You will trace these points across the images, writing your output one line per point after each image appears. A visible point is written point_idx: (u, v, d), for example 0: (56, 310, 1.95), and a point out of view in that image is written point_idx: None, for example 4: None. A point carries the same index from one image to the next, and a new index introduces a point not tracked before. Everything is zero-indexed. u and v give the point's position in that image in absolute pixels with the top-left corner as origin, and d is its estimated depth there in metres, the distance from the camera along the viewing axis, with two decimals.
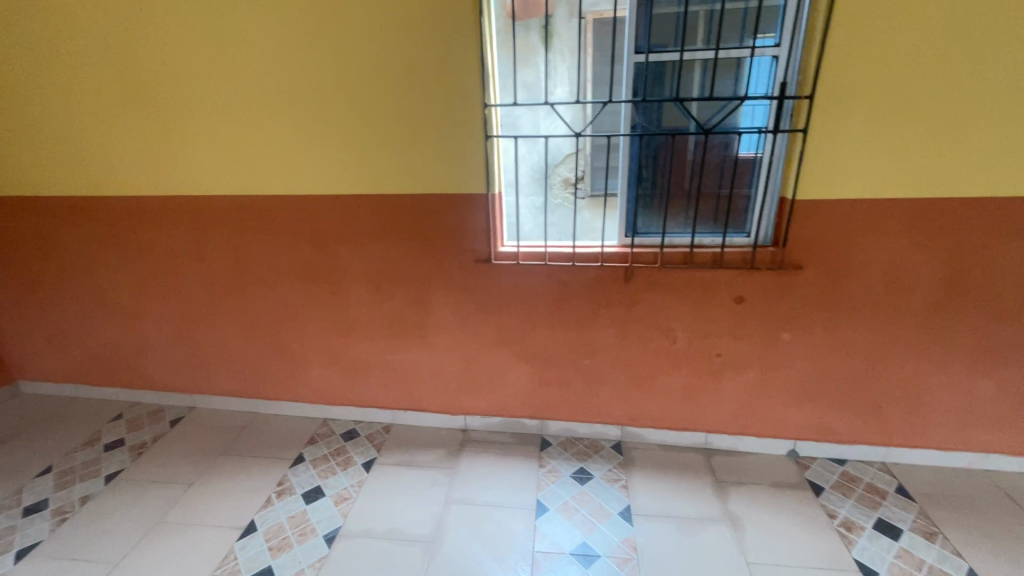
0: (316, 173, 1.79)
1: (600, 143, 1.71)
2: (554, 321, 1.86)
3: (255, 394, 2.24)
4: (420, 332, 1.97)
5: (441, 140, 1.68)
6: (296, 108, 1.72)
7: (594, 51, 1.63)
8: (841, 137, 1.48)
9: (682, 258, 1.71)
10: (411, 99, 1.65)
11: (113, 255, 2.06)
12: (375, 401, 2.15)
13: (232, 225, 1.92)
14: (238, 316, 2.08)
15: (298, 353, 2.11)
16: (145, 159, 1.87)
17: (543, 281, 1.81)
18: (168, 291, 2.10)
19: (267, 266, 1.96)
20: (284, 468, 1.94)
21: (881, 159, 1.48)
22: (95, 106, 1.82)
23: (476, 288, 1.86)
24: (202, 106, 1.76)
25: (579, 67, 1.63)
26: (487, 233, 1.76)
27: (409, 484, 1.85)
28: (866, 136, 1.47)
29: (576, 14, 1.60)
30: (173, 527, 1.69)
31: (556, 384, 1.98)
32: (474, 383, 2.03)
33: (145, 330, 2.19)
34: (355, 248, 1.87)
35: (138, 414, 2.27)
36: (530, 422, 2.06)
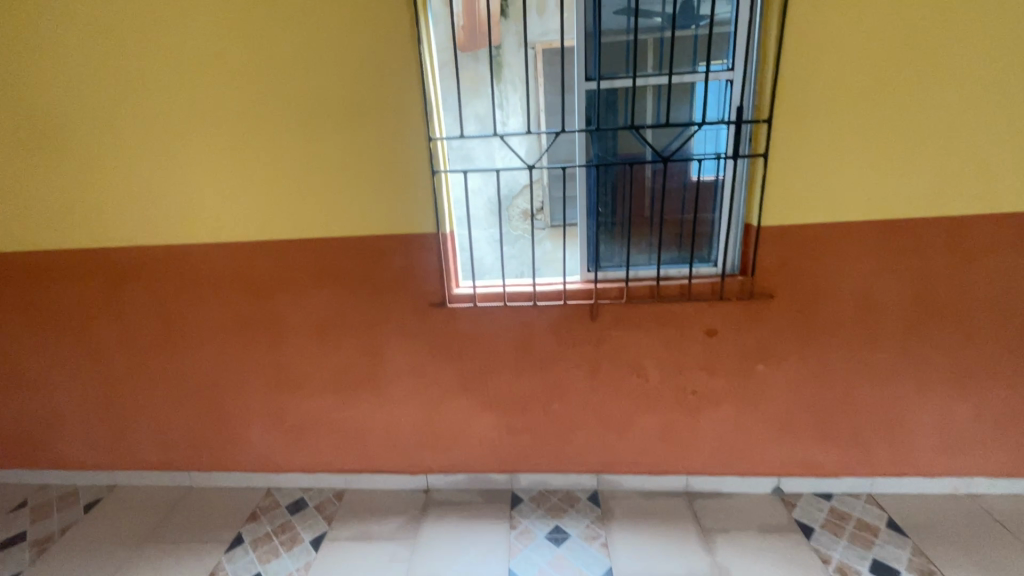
0: (246, 218, 1.62)
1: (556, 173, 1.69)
2: (517, 365, 1.72)
3: (186, 467, 1.97)
4: (371, 386, 1.79)
5: (384, 177, 1.55)
6: (219, 148, 1.55)
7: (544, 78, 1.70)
8: (801, 160, 1.43)
9: (649, 292, 1.61)
10: (348, 134, 1.52)
11: (7, 319, 1.79)
12: (325, 465, 1.93)
13: (151, 278, 1.71)
14: (160, 380, 1.83)
15: (233, 417, 1.87)
16: (45, 209, 1.64)
17: (503, 323, 1.67)
18: (73, 357, 1.83)
19: (194, 322, 1.75)
20: (219, 554, 1.69)
21: (843, 182, 1.44)
22: None
23: (431, 335, 1.70)
24: (111, 149, 1.57)
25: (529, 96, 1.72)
26: (439, 274, 1.62)
27: (365, 563, 1.63)
28: (826, 158, 1.43)
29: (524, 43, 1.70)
30: None
31: (524, 434, 1.82)
32: (435, 438, 1.85)
33: (49, 402, 1.90)
34: (294, 297, 1.69)
35: (46, 499, 1.96)
36: (498, 477, 1.89)
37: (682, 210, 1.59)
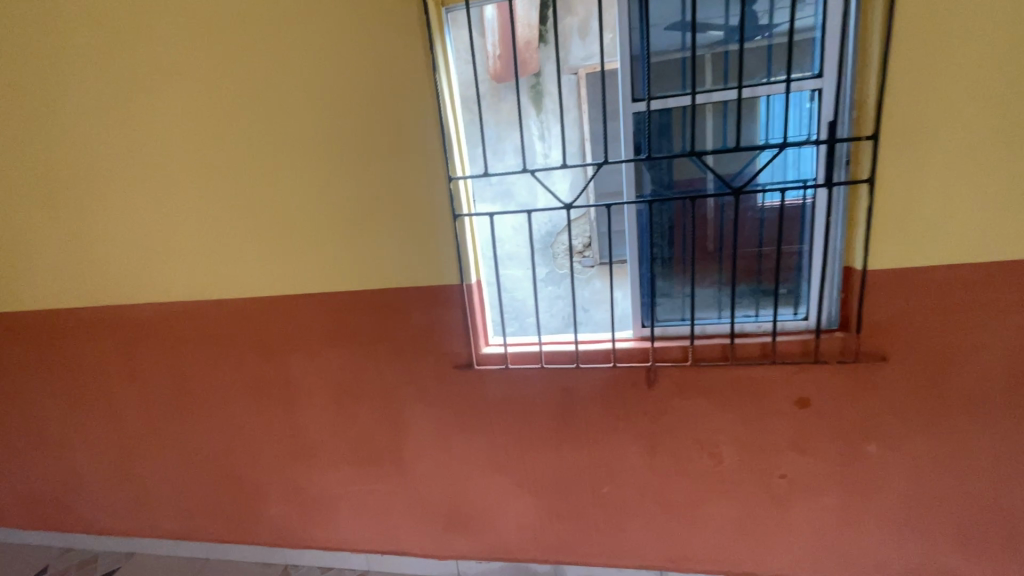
0: (257, 272, 1.48)
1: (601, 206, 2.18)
2: (558, 438, 1.45)
3: (203, 537, 1.83)
4: (393, 458, 1.57)
5: (402, 223, 1.36)
6: (229, 198, 1.44)
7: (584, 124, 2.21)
8: (921, 186, 1.10)
9: (721, 353, 1.29)
10: (362, 177, 1.35)
11: (35, 378, 1.76)
12: (345, 543, 1.72)
13: (165, 337, 1.61)
14: (176, 443, 1.72)
15: (249, 486, 1.71)
16: (68, 266, 1.60)
17: (540, 389, 1.41)
18: (94, 418, 1.75)
19: (207, 383, 1.62)
20: None
21: (982, 213, 1.09)
22: (11, 211, 1.59)
23: (457, 401, 1.47)
24: (125, 204, 1.50)
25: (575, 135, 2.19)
26: (465, 332, 1.40)
27: None
28: (957, 183, 1.08)
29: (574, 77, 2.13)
30: None
31: (568, 519, 1.53)
32: (466, 519, 1.60)
33: (73, 463, 1.84)
34: (308, 358, 1.52)
35: (68, 566, 1.90)
36: (539, 567, 1.60)
37: (761, 241, 1.31)
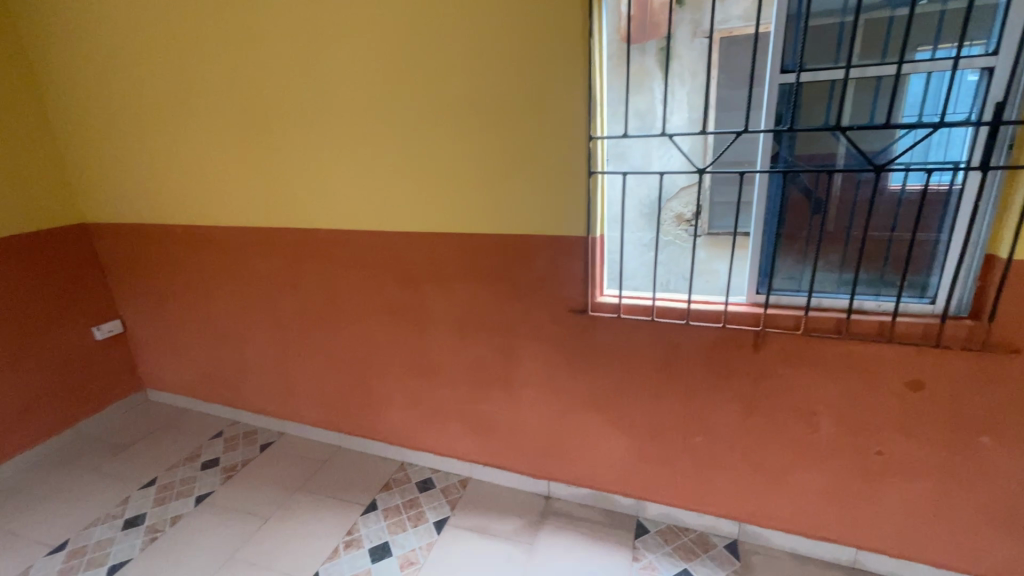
0: (404, 211, 1.70)
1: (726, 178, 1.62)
2: (658, 387, 1.57)
3: (338, 427, 2.20)
4: (504, 385, 1.79)
5: (538, 177, 1.49)
6: (384, 143, 1.63)
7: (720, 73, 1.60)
8: None
9: (835, 327, 1.33)
10: (508, 132, 1.48)
11: (222, 282, 2.17)
12: (453, 451, 2.00)
13: (323, 260, 1.91)
14: (326, 349, 2.07)
15: (379, 392, 2.03)
16: (252, 192, 1.92)
17: (646, 339, 1.54)
18: (264, 321, 2.16)
19: (356, 302, 1.92)
20: (355, 516, 1.83)
21: None
22: (209, 145, 1.92)
23: (568, 343, 1.64)
24: (301, 144, 1.75)
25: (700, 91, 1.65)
26: (584, 280, 1.54)
27: (481, 558, 1.64)
28: None
29: (701, 34, 1.61)
30: (243, 567, 1.65)
31: (657, 461, 1.68)
32: (561, 448, 1.80)
33: (246, 354, 2.27)
34: (440, 288, 1.75)
35: (236, 433, 2.36)
36: (623, 500, 1.77)
37: (894, 226, 1.29)
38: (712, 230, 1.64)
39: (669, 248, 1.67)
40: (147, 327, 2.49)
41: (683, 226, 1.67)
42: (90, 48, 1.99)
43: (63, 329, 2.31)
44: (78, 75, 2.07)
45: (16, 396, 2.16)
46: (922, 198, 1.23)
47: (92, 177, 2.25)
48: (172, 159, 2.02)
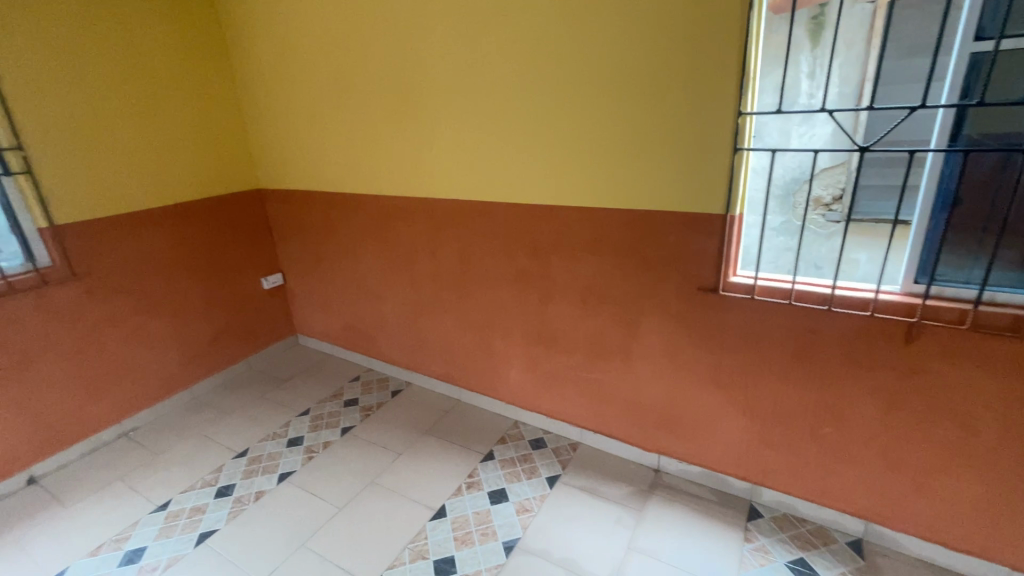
0: (540, 184, 1.81)
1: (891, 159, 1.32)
2: (788, 372, 1.54)
3: (459, 382, 2.42)
4: (623, 356, 1.86)
5: (678, 153, 1.52)
6: (529, 119, 1.75)
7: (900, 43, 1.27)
8: None
9: (1012, 324, 1.21)
10: (651, 109, 1.52)
11: (369, 244, 2.46)
12: (566, 416, 2.11)
13: (460, 228, 2.08)
14: (455, 310, 2.27)
15: (501, 353, 2.20)
16: (403, 164, 2.14)
17: (780, 323, 1.51)
18: (402, 281, 2.41)
19: (487, 269, 2.08)
20: (475, 462, 2.02)
21: None
22: (370, 122, 2.17)
23: (694, 320, 1.65)
24: (450, 120, 1.92)
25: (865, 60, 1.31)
26: (719, 259, 1.54)
27: (591, 515, 1.74)
28: None
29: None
30: (382, 490, 1.91)
31: (778, 447, 1.65)
32: (676, 423, 1.83)
33: (384, 310, 2.56)
34: (568, 259, 1.84)
35: (371, 379, 2.68)
36: (737, 482, 1.77)
37: None
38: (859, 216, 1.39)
39: (806, 233, 1.48)
40: (303, 281, 2.88)
41: (821, 212, 1.45)
42: (276, 37, 2.31)
43: (241, 277, 2.76)
44: (265, 61, 2.42)
45: (208, 330, 2.64)
46: None
47: (270, 149, 2.63)
48: (336, 134, 2.31)
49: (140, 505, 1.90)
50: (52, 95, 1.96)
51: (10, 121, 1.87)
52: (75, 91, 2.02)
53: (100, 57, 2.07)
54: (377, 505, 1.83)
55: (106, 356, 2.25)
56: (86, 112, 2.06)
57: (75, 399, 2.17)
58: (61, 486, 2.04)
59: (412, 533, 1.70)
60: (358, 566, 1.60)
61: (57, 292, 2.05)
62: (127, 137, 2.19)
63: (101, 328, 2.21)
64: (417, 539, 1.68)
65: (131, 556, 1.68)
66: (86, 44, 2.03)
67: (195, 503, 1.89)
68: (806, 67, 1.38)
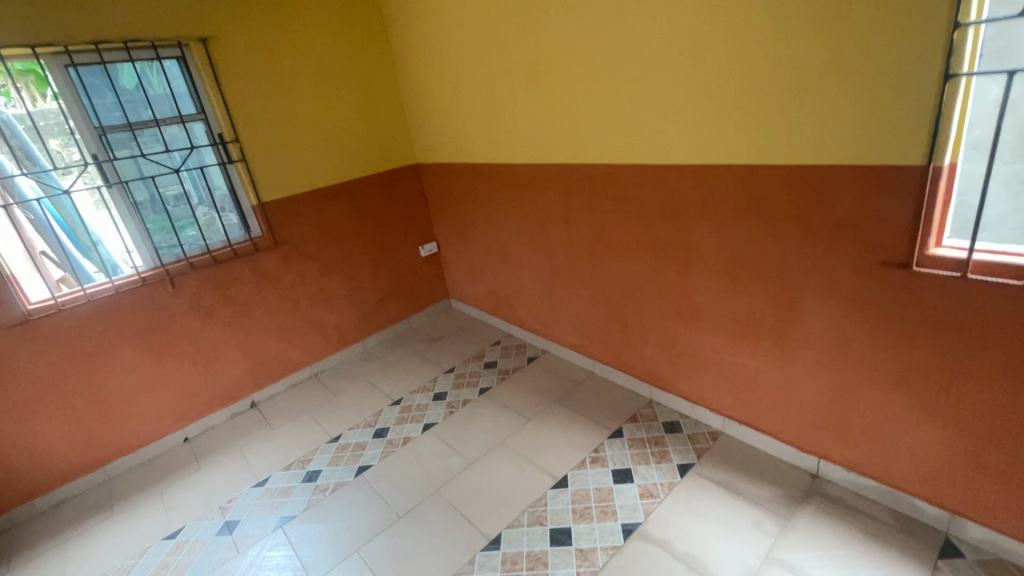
0: (681, 142, 1.61)
1: None
2: (1019, 377, 1.14)
3: (594, 355, 2.36)
4: (776, 340, 1.59)
5: (861, 90, 1.19)
6: (670, 68, 1.55)
7: None
8: None
9: None
10: (824, 37, 1.21)
11: (509, 214, 2.51)
12: (706, 401, 1.91)
13: (594, 194, 1.98)
14: (589, 281, 2.20)
15: (636, 328, 2.07)
16: (540, 131, 2.12)
17: (1008, 312, 1.12)
18: (539, 249, 2.41)
19: (621, 238, 1.96)
20: (602, 437, 1.96)
21: None
22: (511, 90, 2.17)
23: (875, 302, 1.32)
24: (586, 79, 1.83)
25: None
26: (912, 224, 1.19)
27: (725, 513, 1.56)
28: None
29: None
30: (510, 451, 1.98)
31: (994, 473, 1.26)
32: (842, 424, 1.52)
33: (523, 278, 2.60)
34: (711, 226, 1.62)
35: (510, 344, 2.78)
36: (928, 508, 1.40)
37: None
38: None
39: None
40: (454, 249, 3.09)
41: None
42: (428, 16, 2.43)
43: (402, 246, 3.07)
44: (419, 41, 2.57)
45: (376, 291, 3.01)
46: None
47: (425, 126, 2.83)
48: (480, 105, 2.38)
49: (321, 434, 2.30)
50: (258, 96, 2.38)
51: (230, 120, 2.32)
52: (274, 89, 2.42)
53: (290, 57, 2.44)
54: (504, 465, 1.92)
55: (302, 310, 2.73)
56: (282, 108, 2.46)
57: (281, 344, 2.69)
58: (271, 412, 2.57)
59: (533, 498, 1.74)
60: (481, 520, 1.70)
61: (265, 257, 2.53)
62: (311, 124, 2.56)
63: (296, 288, 2.68)
64: (537, 505, 1.71)
65: (311, 475, 2.04)
66: (281, 48, 2.41)
67: (358, 439, 2.21)
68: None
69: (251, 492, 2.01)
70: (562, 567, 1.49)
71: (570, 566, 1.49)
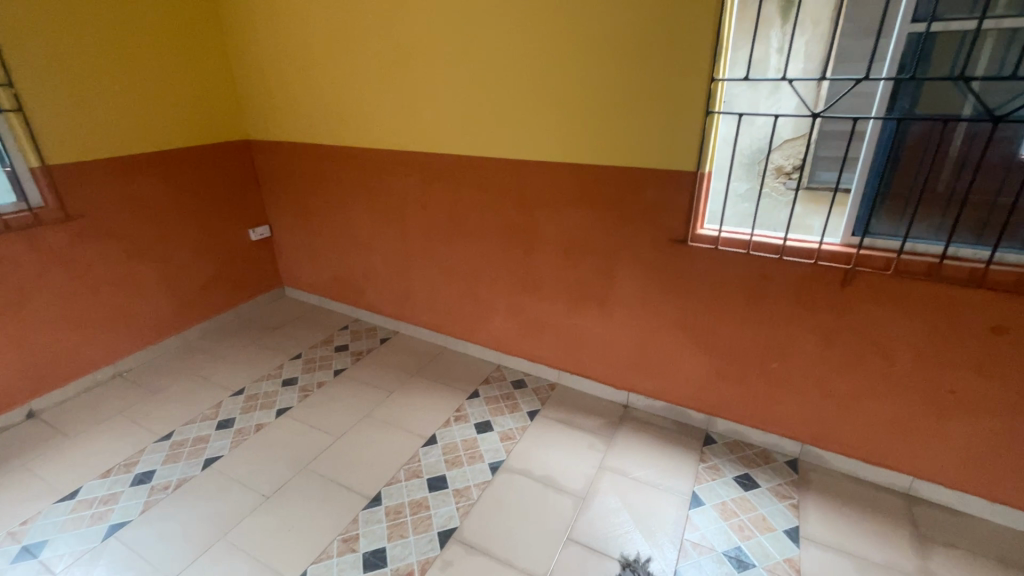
0: (529, 141, 1.94)
1: (841, 129, 1.50)
2: (744, 314, 1.76)
3: (445, 331, 2.57)
4: (599, 303, 2.05)
5: (657, 114, 1.67)
6: (521, 79, 1.86)
7: (844, 23, 1.43)
8: None
9: (925, 269, 1.45)
10: (635, 73, 1.66)
11: (359, 197, 2.55)
12: (546, 359, 2.30)
13: (451, 182, 2.20)
14: (443, 261, 2.41)
15: (486, 302, 2.36)
16: (394, 119, 2.23)
17: (736, 270, 1.72)
18: (392, 232, 2.51)
19: (475, 221, 2.22)
20: (462, 399, 2.20)
21: None
22: (364, 77, 2.22)
23: (665, 267, 1.84)
24: (444, 77, 2.02)
25: (824, 40, 1.46)
26: (688, 212, 1.72)
27: (567, 441, 1.95)
28: None
29: None
30: (377, 421, 2.07)
31: (732, 381, 1.88)
32: (644, 363, 2.05)
33: (373, 262, 2.67)
34: (552, 212, 2.00)
35: (359, 327, 2.80)
36: (695, 414, 2.01)
37: (1001, 188, 1.35)
38: (810, 183, 1.59)
39: (765, 200, 1.67)
40: (290, 233, 2.95)
41: (782, 180, 1.64)
42: None
43: (228, 228, 2.80)
44: (254, 10, 2.41)
45: (198, 277, 2.69)
46: None
47: (258, 100, 2.65)
48: (328, 86, 2.36)
49: (144, 434, 2.01)
50: (42, 34, 1.94)
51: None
52: (69, 28, 2.00)
53: None
54: (373, 434, 2.00)
55: (101, 298, 2.30)
56: (78, 52, 2.05)
57: (70, 338, 2.22)
58: (61, 420, 2.12)
59: (407, 457, 1.88)
60: (359, 484, 1.77)
61: (51, 232, 2.08)
62: (116, 77, 2.18)
63: (94, 271, 2.25)
64: (411, 462, 1.86)
65: (142, 477, 1.80)
66: None
67: (198, 433, 2.01)
68: (776, 42, 1.52)
69: (56, 508, 1.68)
70: (443, 506, 1.67)
71: (450, 504, 1.68)
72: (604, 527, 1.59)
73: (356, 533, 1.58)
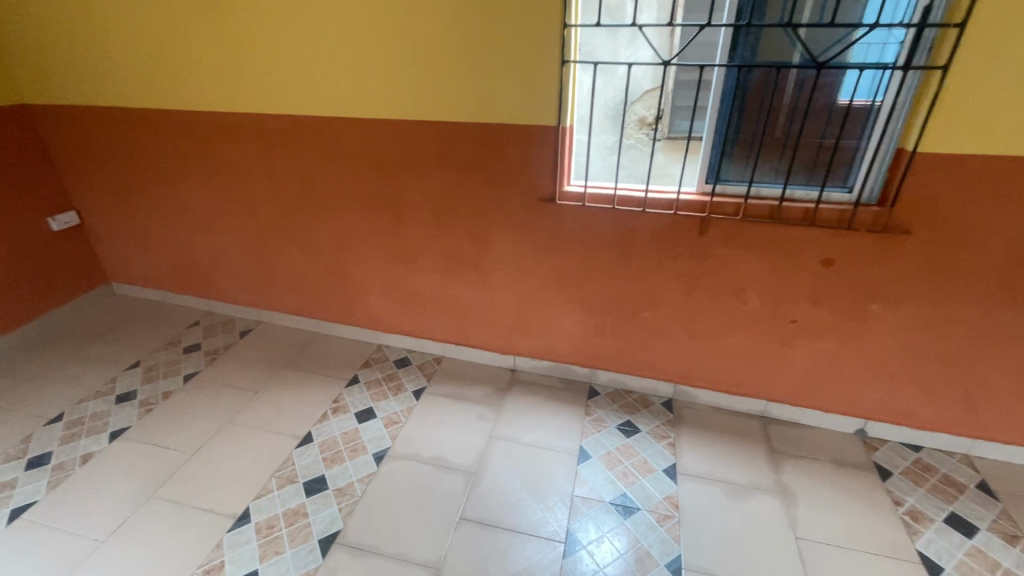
0: (380, 96, 1.72)
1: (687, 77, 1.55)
2: (616, 268, 1.78)
3: (316, 314, 2.33)
4: (476, 269, 1.96)
5: (514, 64, 1.55)
6: (362, 24, 1.63)
7: None
8: (978, 86, 1.25)
9: (768, 212, 1.54)
10: (487, 18, 1.51)
11: (188, 171, 2.15)
12: (428, 332, 2.19)
13: (297, 147, 1.92)
14: (302, 238, 2.14)
15: (357, 279, 2.16)
16: (217, 74, 1.87)
17: (605, 225, 1.71)
18: (237, 209, 2.17)
19: (331, 191, 1.98)
20: (340, 388, 2.02)
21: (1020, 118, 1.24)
22: (171, 21, 1.82)
23: (537, 227, 1.79)
24: (269, 22, 1.71)
25: None
26: (554, 169, 1.66)
27: (455, 416, 1.87)
28: (1013, 87, 1.22)
29: None
30: (241, 428, 1.82)
31: (610, 334, 1.92)
32: (526, 325, 2.02)
33: (219, 245, 2.31)
34: (416, 176, 1.83)
35: (213, 322, 2.45)
36: (579, 369, 2.03)
37: (825, 130, 1.46)
38: (671, 133, 1.64)
39: (630, 150, 1.70)
40: (107, 218, 2.44)
41: (645, 131, 1.68)
42: None
43: (17, 218, 2.23)
44: None
45: None
46: (856, 106, 1.42)
47: (25, 51, 2.07)
48: (124, 33, 1.91)
49: None
50: None
51: None
52: None
53: None
54: (235, 443, 1.76)
55: None
56: None
57: None
58: None
59: (278, 463, 1.68)
60: (220, 503, 1.55)
61: None
62: None
63: None
64: (283, 467, 1.67)
65: None
66: None
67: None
68: None
69: None
70: (323, 510, 1.53)
71: (331, 506, 1.54)
72: (497, 499, 1.56)
73: (220, 561, 1.39)
